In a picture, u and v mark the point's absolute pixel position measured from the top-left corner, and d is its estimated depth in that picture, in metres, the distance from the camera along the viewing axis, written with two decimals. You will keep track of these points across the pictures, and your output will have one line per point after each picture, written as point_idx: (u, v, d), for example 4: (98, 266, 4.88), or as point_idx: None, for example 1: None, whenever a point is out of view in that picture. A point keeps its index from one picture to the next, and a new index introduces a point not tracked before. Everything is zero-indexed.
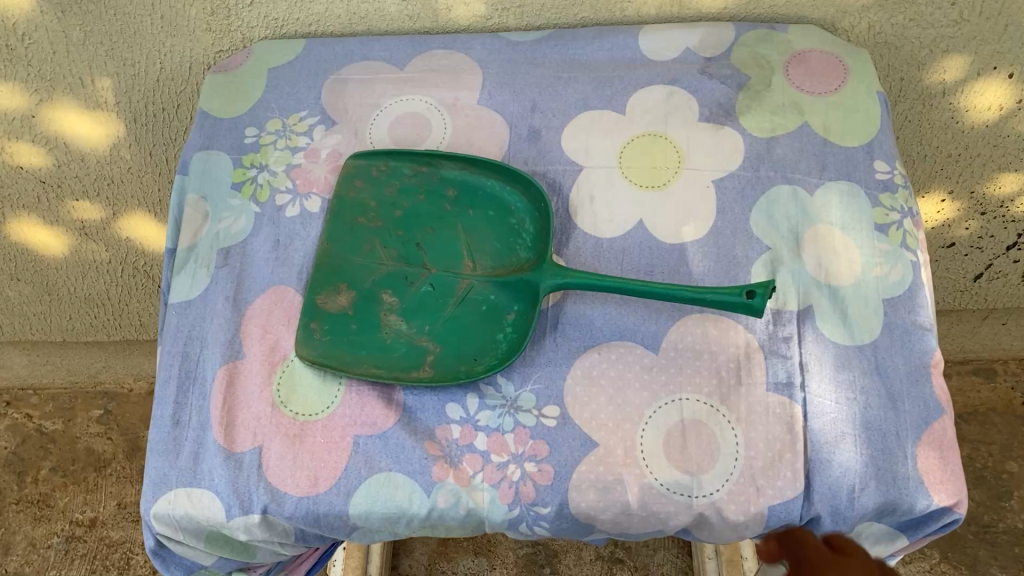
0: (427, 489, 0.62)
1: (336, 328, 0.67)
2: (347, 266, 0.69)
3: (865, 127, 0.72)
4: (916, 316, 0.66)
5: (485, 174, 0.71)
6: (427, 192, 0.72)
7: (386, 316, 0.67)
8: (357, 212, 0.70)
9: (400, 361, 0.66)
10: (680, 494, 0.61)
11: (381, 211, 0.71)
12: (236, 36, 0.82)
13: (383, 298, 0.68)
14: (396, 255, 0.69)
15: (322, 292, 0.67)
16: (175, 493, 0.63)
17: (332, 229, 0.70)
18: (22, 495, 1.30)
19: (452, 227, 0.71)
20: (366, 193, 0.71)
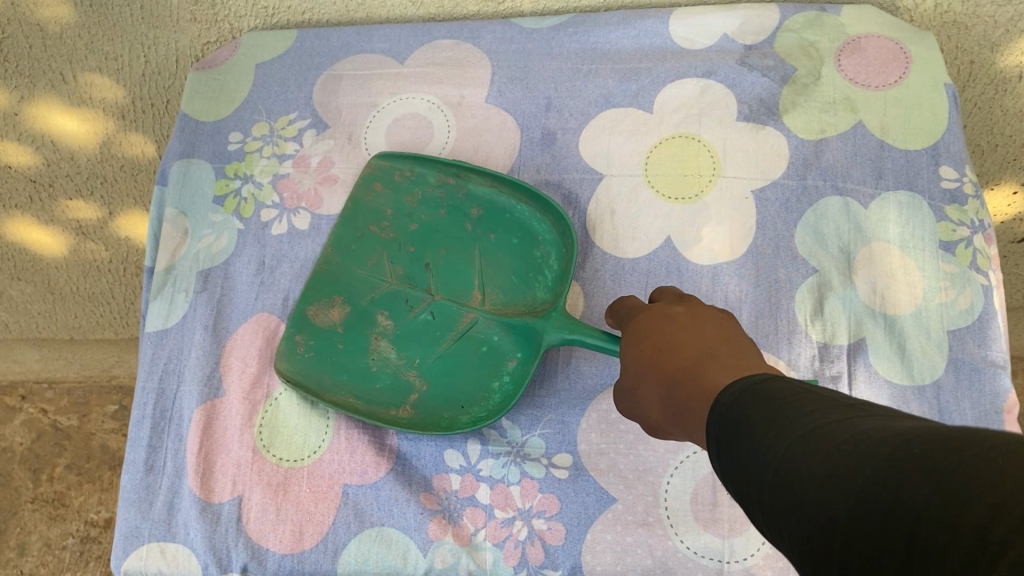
0: (422, 548, 0.56)
1: (322, 345, 0.59)
2: (348, 278, 0.61)
3: (930, 125, 0.62)
4: (988, 351, 0.57)
5: (515, 197, 0.61)
6: (450, 207, 0.63)
7: (376, 341, 0.59)
8: (370, 219, 0.62)
9: (382, 393, 0.58)
10: (710, 559, 0.53)
11: (396, 222, 0.62)
12: (224, 27, 0.75)
13: (377, 319, 0.60)
14: (403, 274, 0.61)
15: (314, 303, 0.60)
16: (147, 549, 0.57)
17: (339, 236, 0.62)
18: (37, 494, 1.20)
19: (469, 249, 0.62)
20: (383, 200, 0.63)
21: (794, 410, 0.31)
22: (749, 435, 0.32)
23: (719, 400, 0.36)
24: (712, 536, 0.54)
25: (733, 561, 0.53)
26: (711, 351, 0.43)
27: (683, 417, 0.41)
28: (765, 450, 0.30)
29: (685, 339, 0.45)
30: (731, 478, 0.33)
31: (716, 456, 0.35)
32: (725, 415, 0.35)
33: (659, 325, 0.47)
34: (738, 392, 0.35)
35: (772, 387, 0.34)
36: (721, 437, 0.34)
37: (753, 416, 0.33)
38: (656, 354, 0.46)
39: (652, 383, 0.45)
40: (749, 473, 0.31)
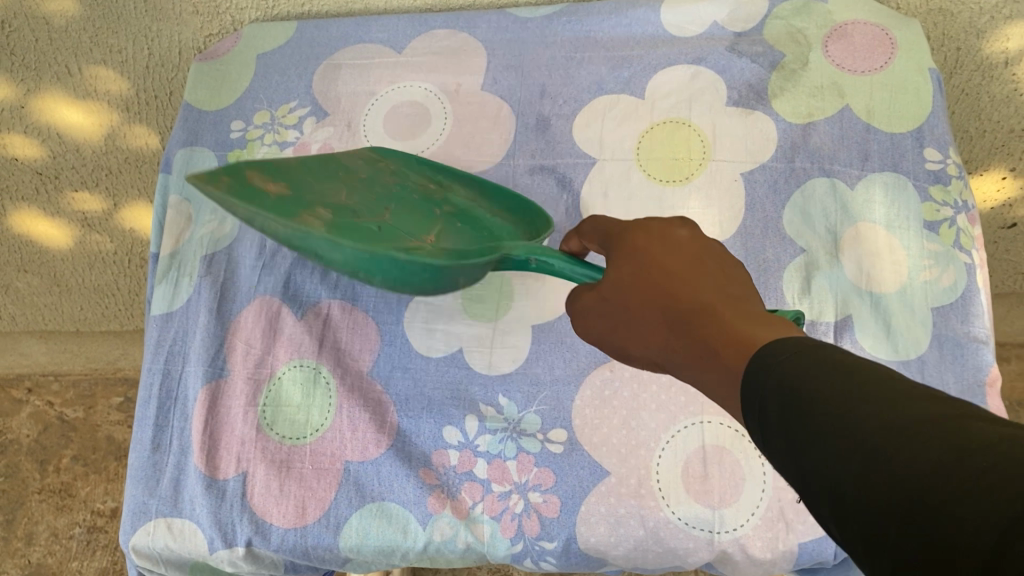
0: (422, 522, 0.57)
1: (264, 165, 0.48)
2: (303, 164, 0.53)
3: (915, 109, 0.64)
4: (970, 327, 0.59)
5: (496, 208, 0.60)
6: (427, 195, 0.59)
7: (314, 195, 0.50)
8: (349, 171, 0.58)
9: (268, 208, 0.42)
10: (700, 529, 0.55)
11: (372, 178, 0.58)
12: (226, 19, 0.77)
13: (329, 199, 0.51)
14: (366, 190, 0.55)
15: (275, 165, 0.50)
16: (154, 524, 0.59)
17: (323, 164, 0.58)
18: (45, 484, 1.29)
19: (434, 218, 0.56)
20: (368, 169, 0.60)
21: (859, 397, 0.27)
22: (810, 417, 0.28)
23: (767, 361, 0.32)
24: (702, 507, 0.55)
25: (723, 531, 0.55)
26: (731, 294, 0.39)
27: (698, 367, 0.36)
28: (838, 452, 0.27)
29: (696, 269, 0.40)
30: (786, 466, 0.29)
31: (767, 445, 0.31)
32: (771, 389, 0.31)
33: (660, 246, 0.42)
34: (782, 361, 0.31)
35: (821, 356, 0.30)
36: (771, 415, 0.30)
37: (812, 393, 0.29)
38: (663, 279, 0.40)
39: (653, 312, 0.39)
40: (818, 473, 0.27)
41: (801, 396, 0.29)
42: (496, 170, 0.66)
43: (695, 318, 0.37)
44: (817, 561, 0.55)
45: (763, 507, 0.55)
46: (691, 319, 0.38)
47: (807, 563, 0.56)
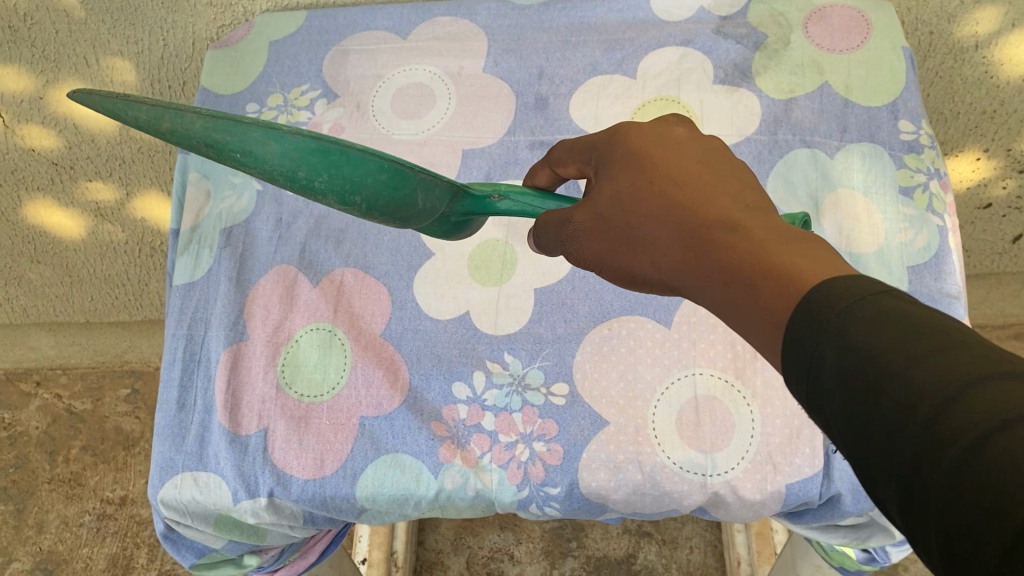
0: (433, 471, 0.61)
1: None
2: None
3: (888, 84, 0.68)
4: (943, 284, 0.62)
5: None
6: None
7: None
8: None
9: None
10: (694, 473, 0.59)
11: None
12: (238, 10, 0.81)
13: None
14: None
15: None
16: (181, 477, 0.62)
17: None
18: (54, 475, 1.33)
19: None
20: None
21: (939, 370, 0.25)
22: (876, 384, 0.26)
23: (825, 297, 0.29)
24: (695, 451, 0.59)
25: (715, 474, 0.59)
26: (745, 200, 0.39)
27: (710, 288, 0.37)
28: (923, 441, 0.24)
29: (702, 173, 0.42)
30: (842, 431, 0.28)
31: (815, 401, 0.29)
32: (831, 348, 0.28)
33: (660, 150, 0.44)
34: (841, 309, 0.29)
35: (891, 308, 0.28)
36: (824, 375, 0.29)
37: (880, 355, 0.27)
38: (669, 188, 0.42)
39: (662, 224, 0.41)
40: (897, 457, 0.25)
41: (860, 350, 0.27)
42: (498, 146, 0.70)
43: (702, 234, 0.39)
44: (804, 502, 0.59)
45: (753, 451, 0.59)
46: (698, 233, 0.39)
47: (794, 503, 0.59)
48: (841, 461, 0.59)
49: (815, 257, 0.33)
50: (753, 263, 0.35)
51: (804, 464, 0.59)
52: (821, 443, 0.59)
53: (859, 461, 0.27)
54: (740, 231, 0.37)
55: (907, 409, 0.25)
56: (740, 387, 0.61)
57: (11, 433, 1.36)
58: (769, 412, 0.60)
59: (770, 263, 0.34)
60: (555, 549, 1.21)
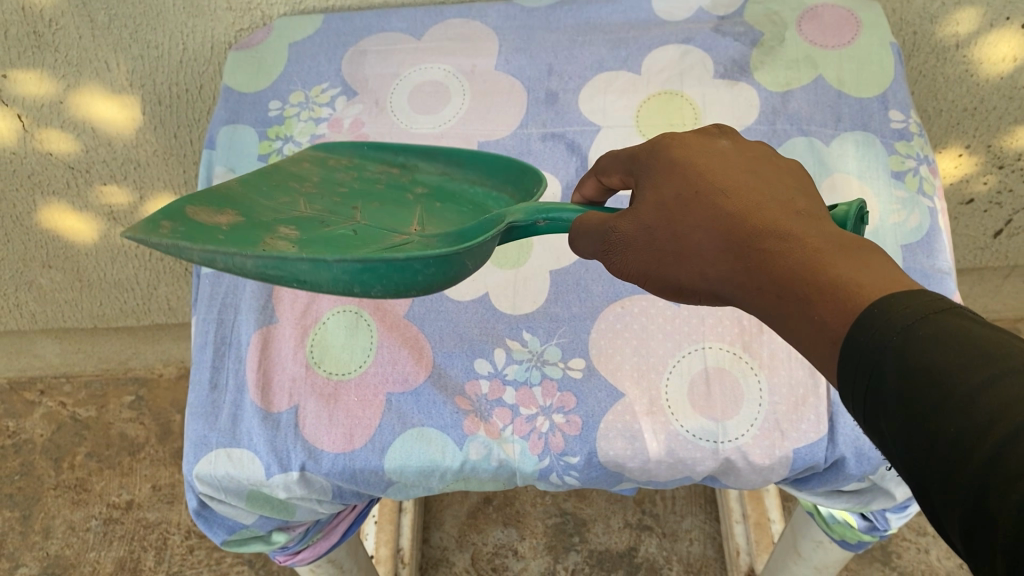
0: (458, 442, 0.63)
1: (198, 228, 0.50)
2: (247, 204, 0.59)
3: (879, 77, 0.73)
4: (935, 260, 0.66)
5: (468, 178, 0.68)
6: (389, 184, 0.67)
7: (270, 240, 0.53)
8: (295, 180, 0.65)
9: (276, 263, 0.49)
10: (706, 440, 0.62)
11: (321, 184, 0.65)
12: (256, 14, 0.84)
13: (279, 230, 0.56)
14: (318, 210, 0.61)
15: (201, 206, 0.54)
16: (215, 454, 0.64)
17: (253, 178, 0.63)
18: (60, 481, 1.34)
19: (409, 209, 0.65)
20: (312, 172, 0.66)
21: (1000, 398, 0.29)
22: (941, 408, 0.30)
23: (887, 311, 0.33)
24: (706, 419, 0.63)
25: (726, 440, 0.62)
26: (795, 208, 0.43)
27: (761, 298, 0.41)
28: (989, 464, 0.28)
29: (748, 182, 0.45)
30: (902, 446, 0.32)
31: (875, 415, 0.34)
32: (892, 366, 0.32)
33: (705, 162, 0.48)
34: (905, 327, 0.32)
35: (955, 328, 0.31)
36: (887, 396, 0.33)
37: (946, 377, 0.30)
38: (715, 196, 0.45)
39: (709, 234, 0.44)
40: (960, 477, 0.29)
41: (924, 374, 0.31)
42: (512, 138, 0.73)
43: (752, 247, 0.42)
44: (811, 466, 0.62)
45: (761, 418, 0.63)
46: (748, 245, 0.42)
47: (801, 468, 0.63)
48: (845, 426, 0.62)
49: (873, 270, 0.36)
50: (805, 277, 0.38)
51: (810, 429, 0.62)
52: (825, 409, 0.63)
53: (920, 475, 0.31)
54: (792, 240, 0.40)
55: (971, 433, 0.29)
56: (747, 359, 0.64)
57: (16, 441, 1.38)
58: (775, 381, 0.63)
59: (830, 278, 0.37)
60: (558, 544, 1.23)
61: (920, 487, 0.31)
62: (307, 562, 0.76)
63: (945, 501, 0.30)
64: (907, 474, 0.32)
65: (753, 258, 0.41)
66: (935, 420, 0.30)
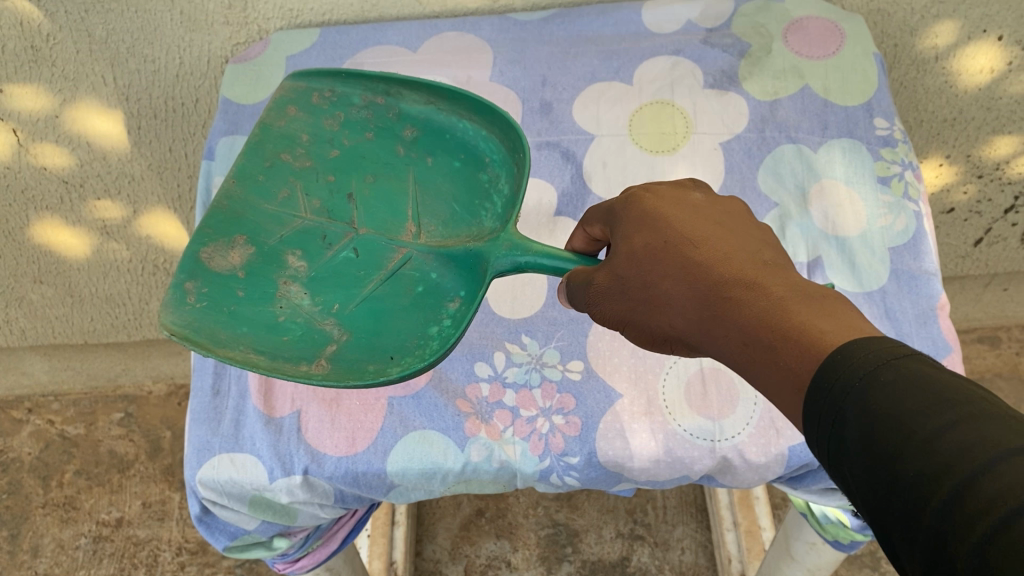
0: (460, 445, 0.64)
1: (215, 294, 0.59)
2: (251, 215, 0.63)
3: (863, 86, 0.75)
4: (921, 262, 0.68)
5: (456, 112, 0.66)
6: (378, 129, 0.67)
7: (285, 286, 0.61)
8: (284, 145, 0.67)
9: (294, 345, 0.58)
10: (703, 439, 0.64)
11: (311, 147, 0.67)
12: (252, 28, 0.85)
13: (288, 262, 0.62)
14: (318, 208, 0.65)
15: (213, 244, 0.61)
16: (218, 459, 0.65)
17: (250, 163, 0.66)
18: (48, 499, 1.33)
19: (401, 177, 0.66)
20: (299, 125, 0.67)
21: (956, 442, 0.30)
22: (898, 451, 0.31)
23: (850, 360, 0.35)
24: (703, 419, 0.64)
25: (723, 439, 0.64)
26: (760, 260, 0.44)
27: (728, 345, 0.42)
28: (947, 504, 0.29)
29: (715, 232, 0.47)
30: (864, 492, 0.33)
31: (838, 460, 0.35)
32: (855, 410, 0.33)
33: (675, 213, 0.49)
34: (867, 375, 0.34)
35: (915, 374, 0.33)
36: (850, 442, 0.34)
37: (906, 422, 0.32)
38: (685, 246, 0.46)
39: (678, 283, 0.45)
40: (918, 518, 0.30)
41: (884, 418, 0.32)
42: None
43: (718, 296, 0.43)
44: (806, 463, 0.64)
45: (756, 416, 0.64)
46: (714, 292, 0.43)
47: (797, 465, 0.64)
48: None
49: (836, 321, 0.38)
50: (773, 325, 0.40)
51: None
52: None
53: (882, 518, 0.32)
54: (758, 290, 0.42)
55: (929, 475, 0.30)
56: None
57: (3, 460, 1.37)
58: None
59: (798, 330, 0.38)
60: (551, 555, 1.24)
61: (879, 529, 0.32)
62: (307, 570, 0.77)
63: (905, 542, 0.31)
64: (866, 516, 0.33)
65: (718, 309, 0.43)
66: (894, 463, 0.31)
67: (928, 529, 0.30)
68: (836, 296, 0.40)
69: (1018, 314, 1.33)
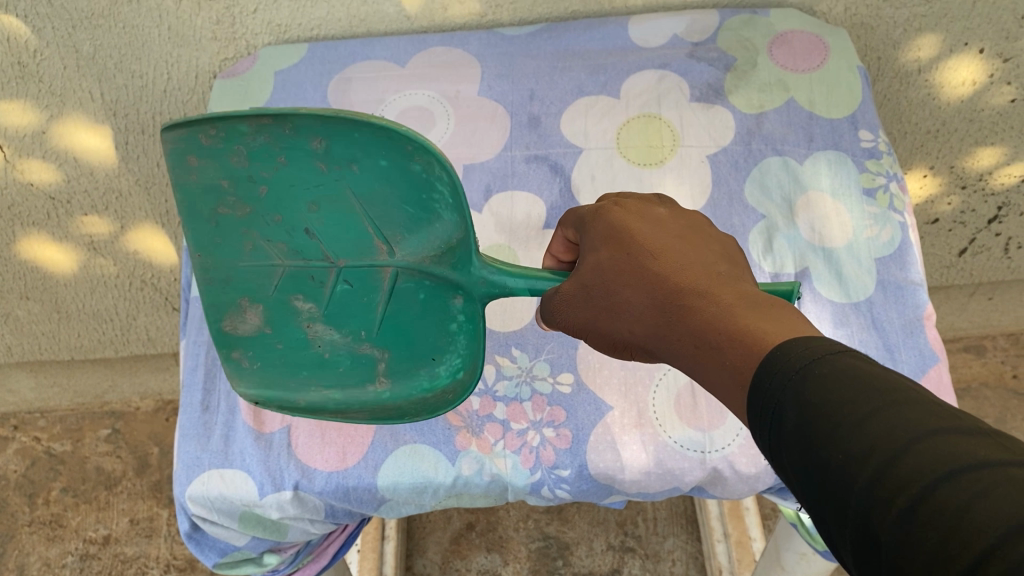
0: (450, 458, 0.64)
1: (262, 352, 0.64)
2: (239, 276, 0.63)
3: (848, 99, 0.75)
4: (907, 272, 0.68)
5: (354, 123, 0.56)
6: (286, 150, 0.58)
7: (311, 327, 0.64)
8: (213, 199, 0.61)
9: (349, 375, 0.64)
10: (694, 450, 0.64)
11: (240, 192, 0.60)
12: (240, 44, 0.86)
13: (299, 307, 0.64)
14: (288, 250, 0.62)
15: (227, 315, 0.63)
16: (208, 474, 0.64)
17: (199, 231, 0.62)
18: (34, 517, 1.32)
19: (341, 192, 0.60)
20: (210, 172, 0.60)
21: (882, 426, 0.30)
22: (829, 439, 0.31)
23: (787, 356, 0.34)
24: (694, 430, 0.64)
25: (713, 450, 0.64)
26: (714, 270, 0.44)
27: (680, 348, 0.42)
28: (874, 484, 0.29)
29: (674, 245, 0.47)
30: (801, 483, 0.33)
31: (778, 454, 0.34)
32: (790, 402, 0.33)
33: (637, 225, 0.49)
34: (803, 367, 0.33)
35: (847, 366, 0.33)
36: (787, 436, 0.33)
37: (835, 409, 0.31)
38: (644, 258, 0.47)
39: (638, 294, 0.46)
40: (849, 502, 0.30)
41: (818, 408, 0.32)
42: (496, 160, 0.76)
43: (674, 303, 0.43)
44: None
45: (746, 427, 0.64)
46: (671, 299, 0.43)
47: None
48: None
49: (779, 322, 0.38)
50: (720, 328, 0.39)
51: None
52: None
53: (816, 501, 0.32)
54: (708, 297, 0.42)
55: (858, 457, 0.30)
56: None
57: None
58: None
59: (745, 332, 0.38)
60: (542, 568, 1.24)
61: (817, 519, 0.32)
62: None
63: (838, 526, 0.30)
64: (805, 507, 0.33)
65: (676, 318, 0.43)
66: (826, 450, 0.31)
67: (858, 511, 0.29)
68: (783, 302, 0.40)
69: (1005, 323, 1.34)
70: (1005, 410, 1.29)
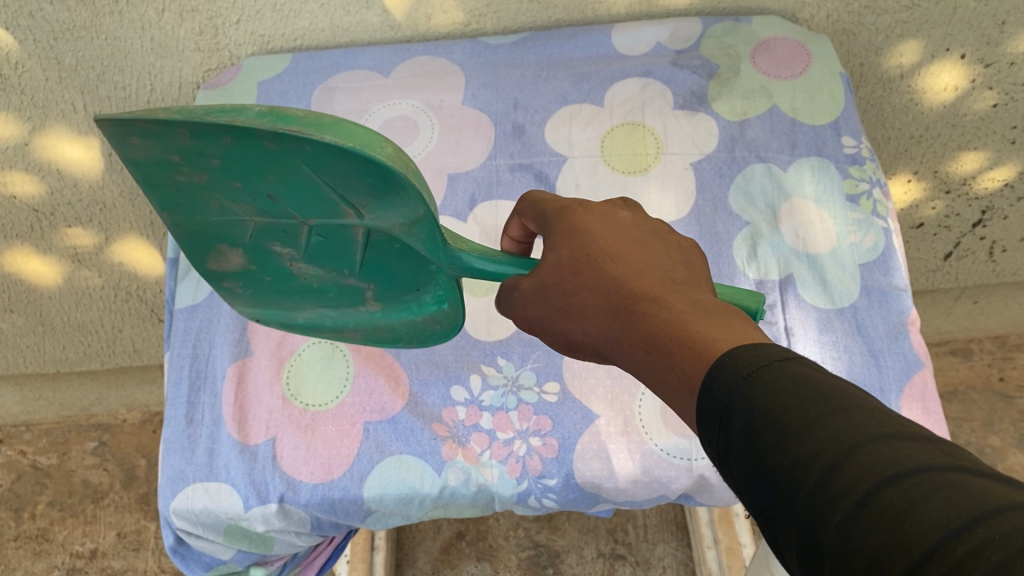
0: (437, 469, 0.64)
1: (253, 281, 0.64)
2: (211, 226, 0.57)
3: (830, 106, 0.76)
4: (891, 278, 0.69)
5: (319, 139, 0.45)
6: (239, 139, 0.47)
7: (293, 264, 0.61)
8: (167, 170, 0.50)
9: (339, 296, 0.64)
10: (680, 458, 0.64)
11: (194, 167, 0.50)
12: (223, 54, 0.86)
13: (278, 249, 0.60)
14: (257, 211, 0.55)
15: (211, 258, 0.61)
16: (192, 488, 0.64)
17: (157, 195, 0.53)
18: (20, 532, 1.30)
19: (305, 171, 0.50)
20: (155, 149, 0.48)
21: (829, 431, 0.30)
22: (777, 443, 0.31)
23: (733, 362, 0.34)
24: (680, 438, 0.64)
25: (699, 458, 0.64)
26: (671, 276, 0.44)
27: (634, 353, 0.42)
28: (820, 489, 0.29)
29: (637, 250, 0.47)
30: (749, 488, 0.32)
31: (726, 458, 0.34)
32: (738, 404, 0.33)
33: (602, 229, 0.49)
34: (751, 373, 0.33)
35: (794, 371, 0.32)
36: (734, 439, 0.33)
37: (783, 414, 0.31)
38: (603, 261, 0.47)
39: (597, 298, 0.46)
40: (795, 506, 0.30)
41: (767, 411, 0.32)
42: (481, 169, 0.76)
43: (628, 308, 0.43)
44: None
45: None
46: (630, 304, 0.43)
47: None
48: None
49: (728, 329, 0.38)
50: (672, 334, 0.39)
51: None
52: None
53: (766, 507, 0.31)
54: (662, 303, 0.42)
55: (805, 462, 0.30)
56: None
57: None
58: None
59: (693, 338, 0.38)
60: None
61: (763, 522, 0.32)
62: None
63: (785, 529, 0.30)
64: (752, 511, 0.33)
65: (631, 324, 0.43)
66: (774, 454, 0.31)
67: (805, 514, 0.29)
68: (734, 309, 0.40)
69: (992, 326, 1.35)
70: (994, 413, 1.29)
